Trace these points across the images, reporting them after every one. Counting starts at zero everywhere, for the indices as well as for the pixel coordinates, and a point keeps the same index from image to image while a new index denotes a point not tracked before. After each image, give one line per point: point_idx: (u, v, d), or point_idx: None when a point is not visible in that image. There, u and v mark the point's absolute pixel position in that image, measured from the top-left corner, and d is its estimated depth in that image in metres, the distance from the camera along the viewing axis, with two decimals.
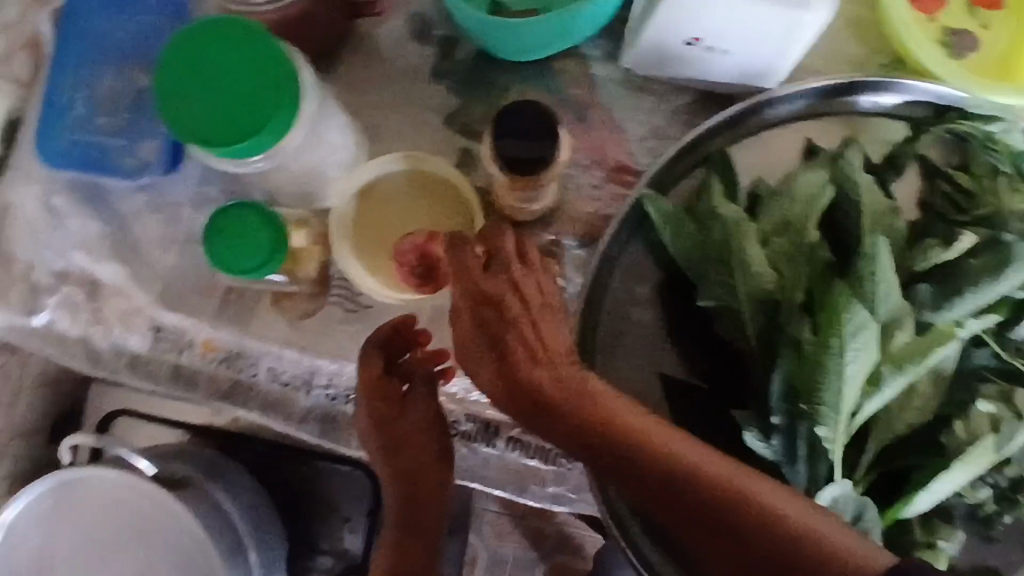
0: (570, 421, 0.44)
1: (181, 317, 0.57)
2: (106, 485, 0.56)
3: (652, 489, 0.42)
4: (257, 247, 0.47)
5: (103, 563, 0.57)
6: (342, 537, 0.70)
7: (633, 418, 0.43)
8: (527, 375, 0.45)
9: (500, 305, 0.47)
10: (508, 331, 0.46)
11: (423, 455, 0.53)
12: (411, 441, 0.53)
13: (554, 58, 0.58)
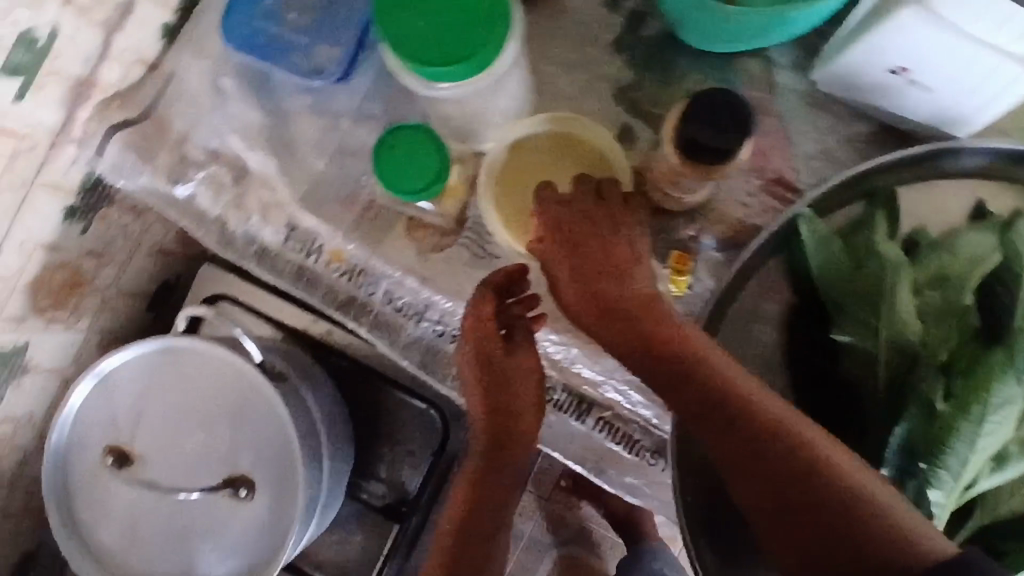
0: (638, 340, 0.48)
1: (316, 222, 0.59)
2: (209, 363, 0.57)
3: (723, 430, 0.43)
4: (420, 172, 0.47)
5: (185, 438, 0.58)
6: (400, 470, 0.71)
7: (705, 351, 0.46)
8: (610, 290, 0.50)
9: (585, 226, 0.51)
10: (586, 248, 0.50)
11: (516, 402, 0.52)
12: (505, 384, 0.52)
13: (740, 55, 0.56)
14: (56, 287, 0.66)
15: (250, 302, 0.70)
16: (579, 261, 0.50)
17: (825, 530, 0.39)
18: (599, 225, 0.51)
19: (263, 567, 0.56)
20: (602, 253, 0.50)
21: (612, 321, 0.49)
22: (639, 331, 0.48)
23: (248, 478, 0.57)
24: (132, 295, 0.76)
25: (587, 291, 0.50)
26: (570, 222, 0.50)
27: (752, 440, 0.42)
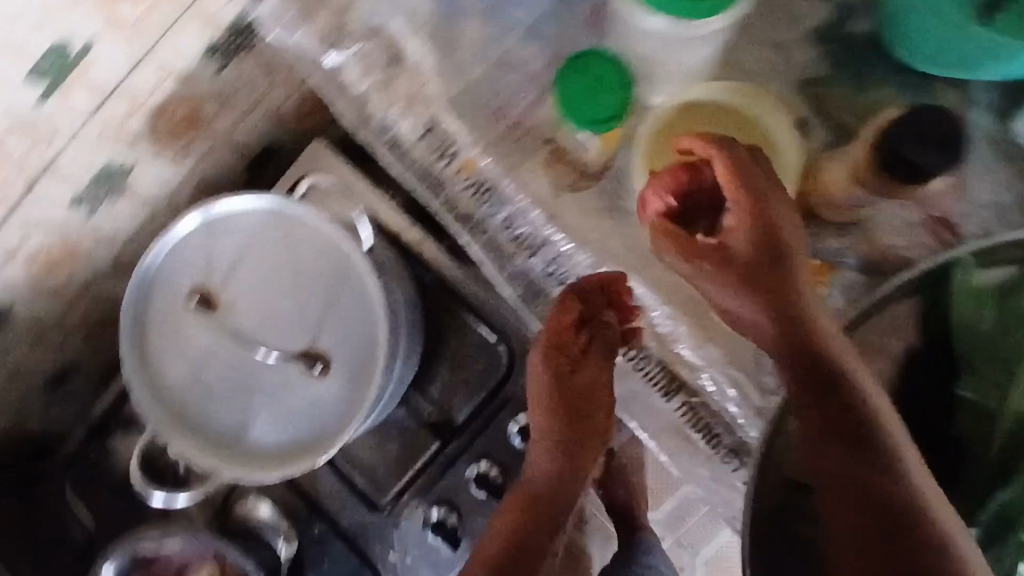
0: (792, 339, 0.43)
1: (458, 128, 0.56)
2: (309, 246, 0.58)
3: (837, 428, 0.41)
4: (603, 103, 0.46)
5: (267, 317, 0.57)
6: (453, 396, 0.70)
7: (841, 348, 0.43)
8: (777, 274, 0.43)
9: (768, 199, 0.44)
10: (769, 219, 0.44)
11: (583, 426, 0.51)
12: (575, 406, 0.51)
13: (943, 81, 0.53)
14: (177, 119, 0.65)
15: (357, 189, 0.69)
16: (754, 232, 0.44)
17: None
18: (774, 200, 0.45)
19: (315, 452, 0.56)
20: (779, 233, 0.44)
21: (770, 306, 0.43)
22: (794, 327, 0.43)
23: (326, 355, 0.56)
24: (239, 147, 0.75)
25: (776, 302, 0.43)
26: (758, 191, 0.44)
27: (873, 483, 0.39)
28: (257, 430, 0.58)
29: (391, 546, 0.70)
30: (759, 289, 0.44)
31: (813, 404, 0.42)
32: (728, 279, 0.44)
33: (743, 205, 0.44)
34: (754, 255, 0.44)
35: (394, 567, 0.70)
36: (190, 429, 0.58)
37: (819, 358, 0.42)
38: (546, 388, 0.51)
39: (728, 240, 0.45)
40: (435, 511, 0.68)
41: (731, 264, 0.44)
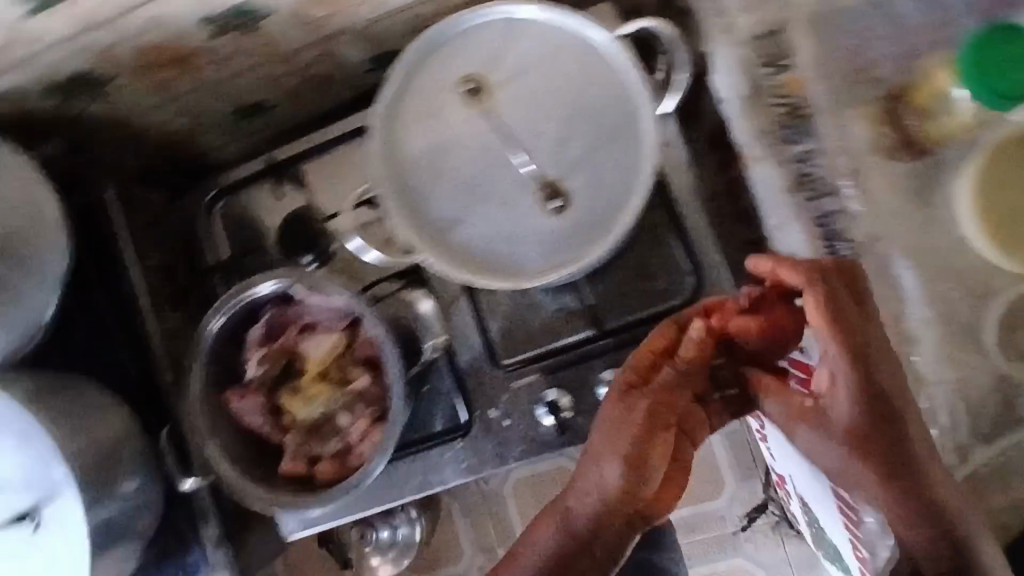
0: (893, 485, 0.44)
1: (803, 41, 0.54)
2: (593, 79, 0.54)
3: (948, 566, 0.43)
4: (1010, 74, 0.47)
5: (524, 132, 0.55)
6: (620, 299, 0.69)
7: (954, 498, 0.44)
8: (888, 432, 0.44)
9: (867, 347, 0.45)
10: (874, 369, 0.45)
11: (660, 459, 0.48)
12: (658, 436, 0.48)
13: None
14: None
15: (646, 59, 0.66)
16: (866, 381, 0.45)
17: None
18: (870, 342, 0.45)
19: (518, 279, 0.54)
20: (883, 389, 0.45)
21: (874, 461, 0.44)
22: (894, 477, 0.44)
23: (567, 197, 0.54)
24: None
25: (886, 471, 0.44)
26: (860, 333, 0.45)
27: None
28: (464, 235, 0.56)
29: (495, 405, 0.70)
30: (873, 462, 0.44)
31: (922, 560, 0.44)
32: (836, 447, 0.45)
33: (847, 371, 0.45)
34: (868, 413, 0.44)
35: (488, 423, 0.70)
36: (402, 205, 0.57)
37: (939, 511, 0.44)
38: (625, 419, 0.48)
39: (832, 405, 0.46)
40: (554, 393, 0.69)
41: (839, 435, 0.45)
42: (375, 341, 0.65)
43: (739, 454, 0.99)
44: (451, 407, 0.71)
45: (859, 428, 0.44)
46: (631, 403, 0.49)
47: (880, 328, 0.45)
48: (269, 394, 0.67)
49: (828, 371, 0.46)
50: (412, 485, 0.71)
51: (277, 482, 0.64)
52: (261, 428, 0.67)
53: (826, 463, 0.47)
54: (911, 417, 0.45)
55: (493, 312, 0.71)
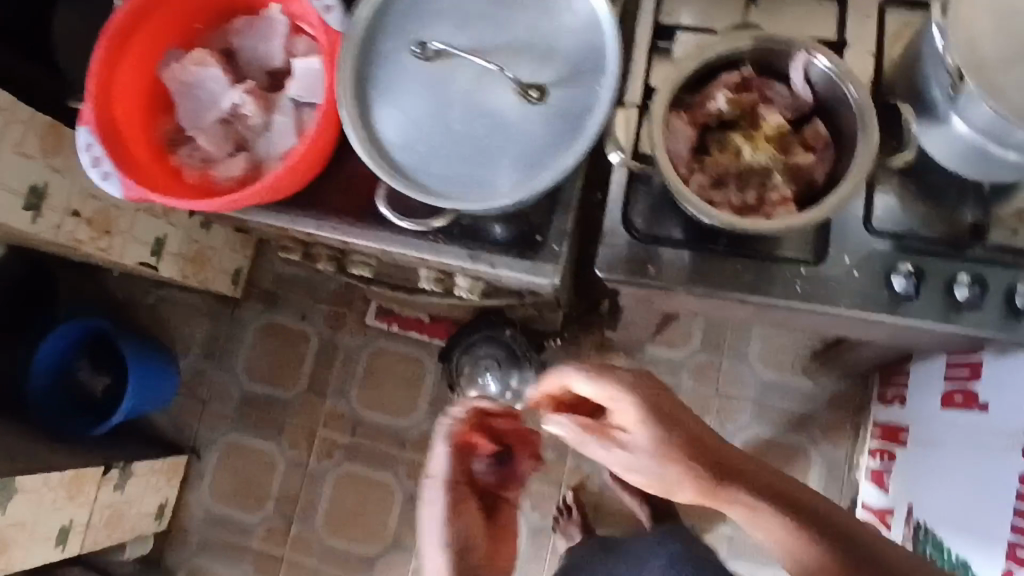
0: (699, 459, 0.67)
1: None
2: None
3: (764, 518, 0.67)
4: None
5: None
6: (994, 227, 0.76)
7: (751, 460, 0.70)
8: (678, 430, 0.67)
9: (642, 381, 0.69)
10: (651, 395, 0.68)
11: (475, 522, 0.75)
12: (465, 503, 0.76)
13: None
14: None
15: None
16: (658, 406, 0.68)
17: (877, 544, 0.66)
18: (644, 385, 0.69)
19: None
20: (667, 407, 0.68)
21: (678, 451, 0.66)
22: (694, 459, 0.66)
23: None
24: None
25: (685, 461, 0.66)
26: (644, 381, 0.69)
27: (812, 522, 0.67)
28: (1008, 70, 0.63)
29: (852, 255, 0.76)
30: (671, 461, 0.66)
31: (768, 498, 0.67)
32: (644, 459, 0.67)
33: (626, 401, 0.68)
34: (661, 422, 0.67)
35: (837, 269, 0.76)
36: (966, 17, 0.64)
37: (746, 474, 0.68)
38: (432, 505, 0.75)
39: (630, 425, 0.68)
40: (910, 266, 0.75)
41: (644, 448, 0.67)
42: (825, 139, 0.71)
43: (905, 470, 1.13)
44: (805, 242, 0.77)
45: (662, 433, 0.66)
46: (432, 495, 0.75)
47: (637, 378, 0.69)
48: (699, 134, 0.72)
49: (621, 410, 0.68)
50: (739, 285, 0.77)
51: (687, 190, 0.68)
52: (680, 151, 0.70)
53: (646, 473, 0.67)
54: (695, 420, 0.69)
55: (879, 184, 0.77)
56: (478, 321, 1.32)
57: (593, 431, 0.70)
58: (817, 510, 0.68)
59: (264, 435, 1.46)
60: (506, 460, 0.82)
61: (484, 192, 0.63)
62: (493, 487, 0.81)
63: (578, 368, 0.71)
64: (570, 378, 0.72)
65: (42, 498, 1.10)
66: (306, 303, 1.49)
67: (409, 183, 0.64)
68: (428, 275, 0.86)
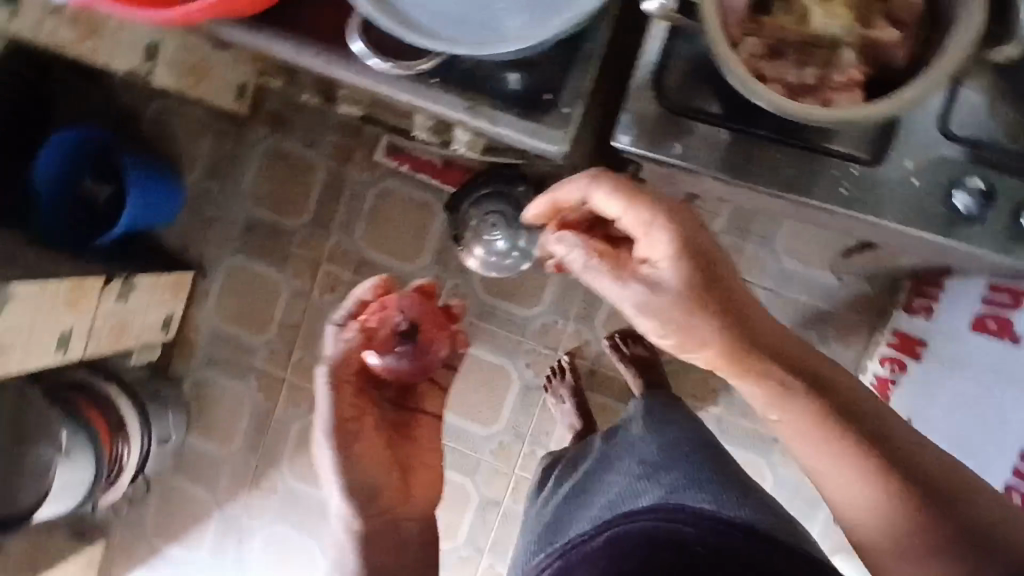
0: (728, 308, 0.62)
1: None
2: None
3: (785, 396, 0.62)
4: None
5: None
6: None
7: (782, 331, 0.64)
8: (711, 273, 0.62)
9: (680, 210, 0.65)
10: (688, 230, 0.63)
11: (373, 442, 0.82)
12: (363, 419, 0.82)
13: None
14: None
15: None
16: (695, 243, 0.63)
17: (911, 450, 0.61)
18: (681, 216, 0.64)
19: None
20: (705, 248, 0.63)
21: (705, 294, 0.61)
22: (722, 305, 0.62)
23: None
24: None
25: (711, 314, 0.61)
26: (679, 210, 0.64)
27: (841, 418, 0.61)
28: None
29: (914, 159, 0.65)
30: (694, 309, 0.61)
31: (793, 377, 0.62)
32: (665, 299, 0.62)
33: (663, 231, 0.63)
34: (693, 257, 0.62)
35: (891, 177, 0.65)
36: None
37: (774, 345, 0.63)
38: (324, 442, 0.79)
39: (659, 258, 0.63)
40: (980, 181, 0.63)
41: (666, 287, 0.62)
42: (913, 14, 0.57)
43: (910, 389, 1.07)
44: (863, 136, 0.65)
45: (692, 269, 0.62)
46: (322, 430, 0.79)
47: (674, 206, 0.65)
48: None
49: (653, 236, 0.64)
50: (771, 180, 0.67)
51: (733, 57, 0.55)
52: (731, 6, 0.57)
53: (661, 321, 0.62)
54: (729, 276, 0.63)
55: (968, 78, 0.64)
56: (489, 174, 1.23)
57: (612, 265, 0.65)
58: (853, 400, 0.62)
59: (268, 262, 1.46)
60: (411, 355, 0.86)
61: (494, 37, 0.58)
62: (401, 378, 0.87)
63: (613, 183, 0.67)
64: (593, 192, 0.68)
65: (42, 303, 1.11)
66: (314, 131, 1.41)
67: (411, 21, 0.58)
68: (426, 122, 0.77)
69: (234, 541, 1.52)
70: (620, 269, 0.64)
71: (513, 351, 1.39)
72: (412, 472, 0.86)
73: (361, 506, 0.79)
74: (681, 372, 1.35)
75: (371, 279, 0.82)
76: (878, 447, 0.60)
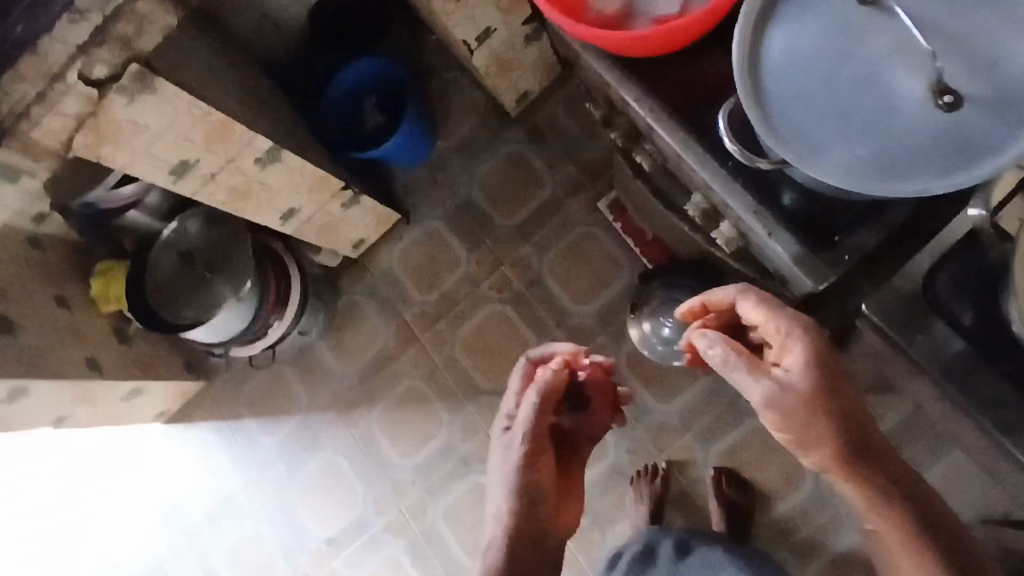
0: (842, 429, 0.67)
1: None
2: None
3: (890, 520, 0.67)
4: None
5: None
6: None
7: (892, 461, 0.69)
8: (830, 391, 0.67)
9: (812, 329, 0.69)
10: (816, 345, 0.68)
11: (547, 482, 0.83)
12: (541, 457, 0.83)
13: None
14: None
15: None
16: (823, 360, 0.68)
17: None
18: (811, 332, 0.69)
19: None
20: (831, 367, 0.68)
21: (820, 411, 0.66)
22: (834, 423, 0.66)
23: None
24: None
25: (832, 421, 0.66)
26: (811, 328, 0.69)
27: (930, 547, 0.66)
28: None
29: None
30: (816, 413, 0.66)
31: (882, 497, 0.67)
32: (794, 399, 0.66)
33: (798, 341, 0.68)
34: (818, 371, 0.67)
35: None
36: None
37: (874, 474, 0.67)
38: (513, 455, 0.83)
39: (792, 366, 0.68)
40: None
41: (795, 388, 0.67)
42: None
43: None
44: None
45: (814, 387, 0.66)
46: (516, 441, 0.83)
47: (807, 322, 0.70)
48: None
49: (789, 349, 0.69)
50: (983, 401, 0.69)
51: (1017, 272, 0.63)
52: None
53: (785, 419, 0.67)
54: (853, 395, 0.69)
55: None
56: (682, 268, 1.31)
57: (750, 362, 0.69)
58: (946, 538, 0.67)
59: (461, 239, 1.59)
60: (586, 416, 0.94)
61: (810, 150, 0.63)
62: (572, 430, 0.94)
63: (756, 294, 0.73)
64: (738, 297, 0.75)
65: (297, 177, 1.28)
66: (559, 157, 1.54)
67: (769, 115, 0.65)
68: (698, 204, 0.85)
69: (301, 447, 1.64)
70: (757, 369, 0.69)
71: (622, 431, 1.41)
72: (570, 512, 0.86)
73: (520, 539, 0.81)
74: (767, 541, 1.30)
75: (566, 342, 0.93)
76: None
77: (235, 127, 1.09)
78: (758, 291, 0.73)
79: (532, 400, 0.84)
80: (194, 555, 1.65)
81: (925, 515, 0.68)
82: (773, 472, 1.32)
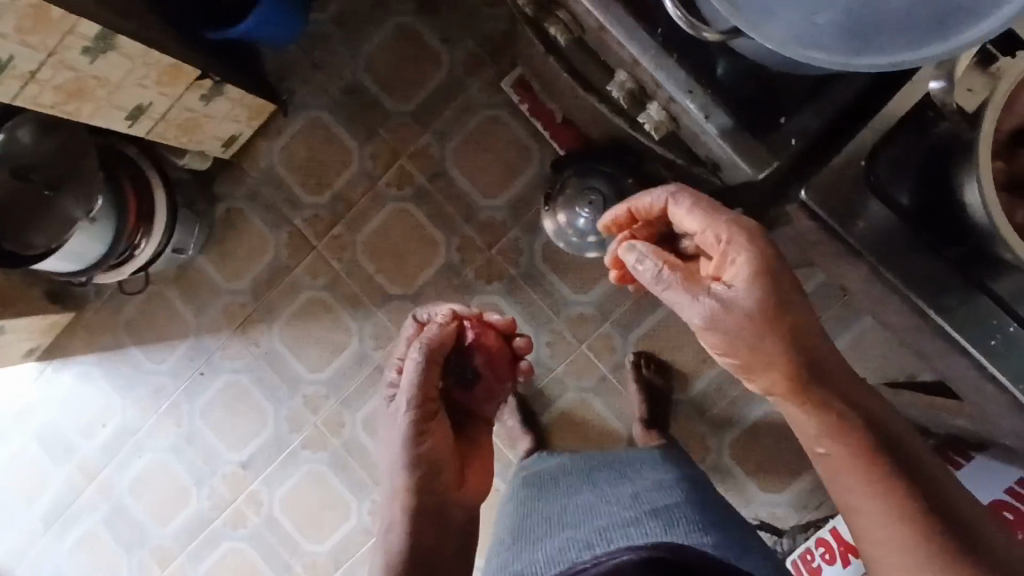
0: (790, 340, 0.65)
1: None
2: None
3: (837, 429, 0.66)
4: None
5: None
6: None
7: (843, 369, 0.68)
8: (777, 305, 0.65)
9: (757, 236, 0.68)
10: (761, 257, 0.66)
11: (445, 448, 0.82)
12: (430, 424, 0.83)
13: None
14: None
15: None
16: (768, 271, 0.66)
17: (945, 499, 0.64)
18: (754, 240, 0.67)
19: None
20: (777, 277, 0.66)
21: (765, 327, 0.64)
22: (779, 337, 0.64)
23: None
24: None
25: (777, 337, 0.64)
26: (757, 234, 0.68)
27: (876, 453, 0.65)
28: None
29: None
30: (761, 333, 0.64)
31: (830, 409, 0.66)
32: (735, 318, 0.65)
33: (741, 252, 0.66)
34: (759, 284, 0.65)
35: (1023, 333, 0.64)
36: None
37: (825, 382, 0.66)
38: (398, 425, 0.82)
39: (733, 280, 0.66)
40: None
41: (739, 304, 0.65)
42: None
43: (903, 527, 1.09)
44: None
45: (761, 302, 0.65)
46: (402, 408, 0.83)
47: (752, 227, 0.68)
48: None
49: (733, 258, 0.67)
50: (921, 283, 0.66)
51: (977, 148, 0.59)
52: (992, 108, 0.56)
53: (727, 336, 0.65)
54: (802, 304, 0.66)
55: None
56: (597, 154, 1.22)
57: (684, 279, 0.67)
58: (893, 442, 0.66)
59: (351, 130, 1.41)
60: (480, 381, 0.99)
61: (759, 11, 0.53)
62: (466, 399, 0.97)
63: (696, 201, 0.71)
64: (674, 204, 0.73)
65: (139, 70, 1.04)
66: (454, 30, 1.37)
67: None
68: (623, 85, 0.73)
69: (197, 370, 1.50)
70: (693, 286, 0.67)
71: (541, 324, 1.37)
72: (474, 477, 0.86)
73: (419, 509, 0.77)
74: (685, 419, 1.34)
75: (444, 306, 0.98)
76: (913, 488, 0.64)
77: (48, 10, 0.84)
78: (700, 197, 0.71)
79: (415, 363, 0.86)
80: (94, 491, 1.52)
81: (876, 429, 0.66)
82: (690, 353, 1.34)
